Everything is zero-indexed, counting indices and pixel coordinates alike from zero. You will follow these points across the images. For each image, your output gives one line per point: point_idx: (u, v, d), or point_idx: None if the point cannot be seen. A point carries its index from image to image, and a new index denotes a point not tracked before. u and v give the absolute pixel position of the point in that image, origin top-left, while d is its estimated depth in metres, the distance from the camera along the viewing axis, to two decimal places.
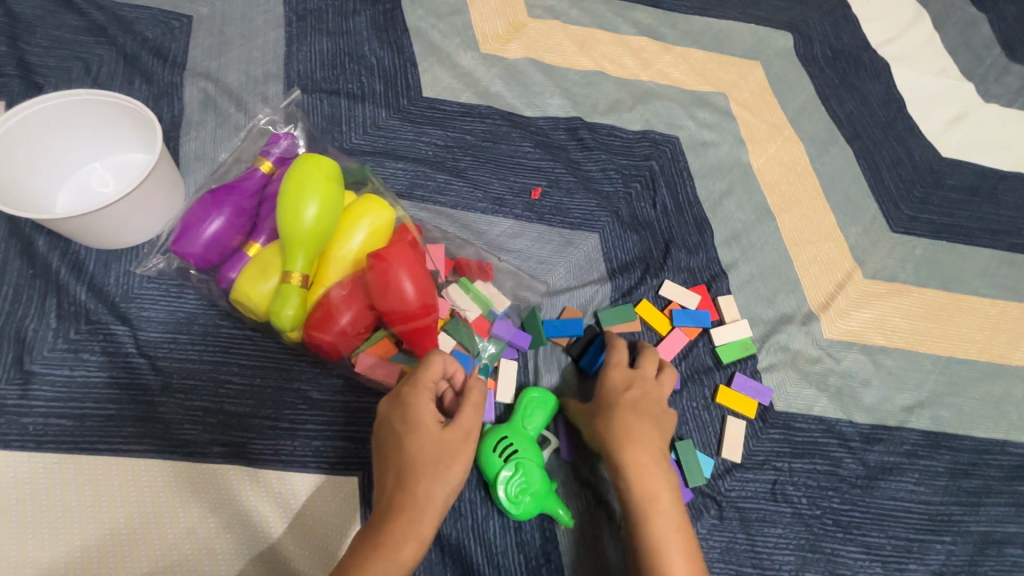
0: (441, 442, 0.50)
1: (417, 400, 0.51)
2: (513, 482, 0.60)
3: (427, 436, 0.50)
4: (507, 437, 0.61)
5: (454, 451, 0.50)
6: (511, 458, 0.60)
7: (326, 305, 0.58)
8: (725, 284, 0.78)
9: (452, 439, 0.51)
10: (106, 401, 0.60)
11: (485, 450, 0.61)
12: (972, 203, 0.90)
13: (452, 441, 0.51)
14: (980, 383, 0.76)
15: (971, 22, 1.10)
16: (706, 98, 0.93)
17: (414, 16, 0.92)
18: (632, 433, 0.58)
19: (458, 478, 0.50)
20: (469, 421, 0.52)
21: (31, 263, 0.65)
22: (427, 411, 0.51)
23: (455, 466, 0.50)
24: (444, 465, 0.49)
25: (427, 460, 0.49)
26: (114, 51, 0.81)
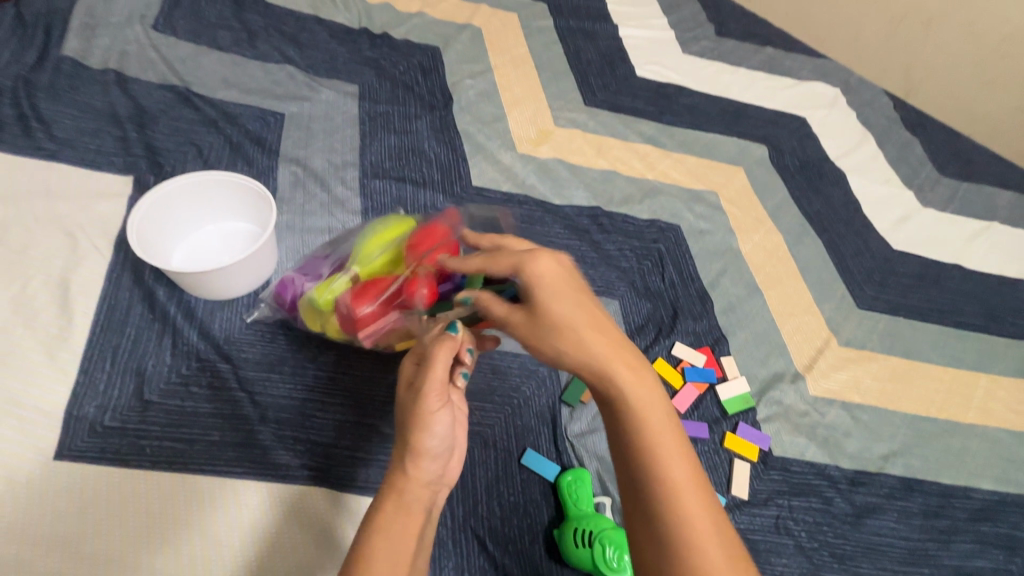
0: (408, 397, 0.55)
1: (404, 364, 0.58)
2: (610, 554, 0.67)
3: (400, 394, 0.57)
4: (576, 528, 0.69)
5: (412, 406, 0.54)
6: (592, 539, 0.68)
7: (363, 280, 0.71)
8: (726, 347, 0.93)
9: (412, 395, 0.54)
10: (212, 428, 0.69)
11: (571, 549, 0.68)
12: (920, 287, 1.10)
13: (411, 401, 0.54)
14: (942, 437, 0.90)
15: (907, 143, 1.37)
16: (700, 195, 1.14)
17: (464, 122, 1.13)
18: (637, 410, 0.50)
19: (432, 422, 0.53)
20: (427, 382, 0.53)
21: (151, 308, 0.77)
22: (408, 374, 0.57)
23: (415, 416, 0.53)
24: (409, 418, 0.53)
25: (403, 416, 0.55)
26: (223, 139, 0.98)
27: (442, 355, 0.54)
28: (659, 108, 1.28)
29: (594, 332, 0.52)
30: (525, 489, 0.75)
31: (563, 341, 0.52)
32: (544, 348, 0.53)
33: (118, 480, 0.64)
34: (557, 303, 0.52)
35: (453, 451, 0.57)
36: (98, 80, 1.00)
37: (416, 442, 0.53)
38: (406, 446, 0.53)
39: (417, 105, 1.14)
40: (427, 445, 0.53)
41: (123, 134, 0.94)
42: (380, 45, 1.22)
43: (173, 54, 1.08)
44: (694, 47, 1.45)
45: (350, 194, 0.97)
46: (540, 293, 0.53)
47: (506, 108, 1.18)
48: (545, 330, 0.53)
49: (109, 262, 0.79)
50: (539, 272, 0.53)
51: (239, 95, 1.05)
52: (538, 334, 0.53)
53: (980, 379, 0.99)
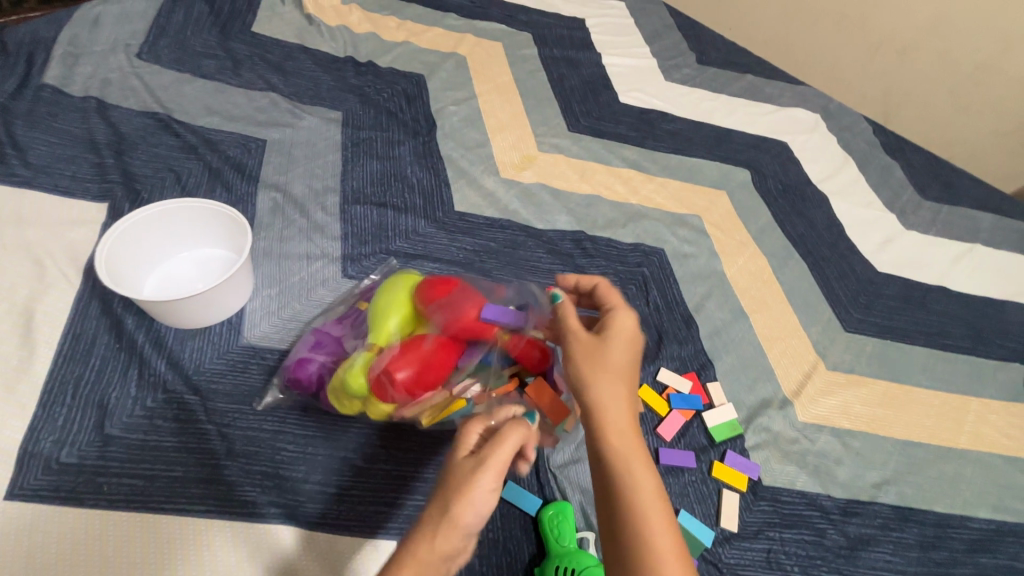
0: (464, 464, 0.50)
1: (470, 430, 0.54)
2: None
3: (453, 459, 0.51)
4: (557, 565, 0.66)
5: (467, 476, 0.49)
6: None
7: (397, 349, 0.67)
8: (712, 372, 0.91)
9: (471, 464, 0.50)
10: (175, 463, 0.66)
11: None
12: (907, 309, 1.09)
13: (467, 468, 0.50)
14: (935, 464, 0.88)
15: (887, 167, 1.38)
16: (684, 219, 1.14)
17: (447, 148, 1.14)
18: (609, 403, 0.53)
19: (481, 502, 0.48)
20: (501, 464, 0.50)
21: (118, 337, 0.74)
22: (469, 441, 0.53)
23: (470, 485, 0.48)
24: (458, 491, 0.48)
25: (450, 480, 0.49)
26: (202, 165, 0.98)
27: (516, 441, 0.51)
28: (642, 134, 1.30)
29: (633, 396, 0.55)
30: (505, 524, 0.71)
31: (602, 381, 0.54)
32: (583, 382, 0.55)
33: (71, 520, 0.61)
34: (621, 355, 0.56)
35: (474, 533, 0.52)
36: (78, 107, 1.00)
37: (457, 513, 0.47)
38: (444, 513, 0.47)
39: (401, 131, 1.14)
40: (470, 522, 0.48)
41: (100, 161, 0.93)
42: (364, 73, 1.23)
43: (156, 82, 1.08)
44: (676, 74, 1.47)
45: (330, 220, 0.95)
46: (614, 344, 0.57)
47: (489, 133, 1.19)
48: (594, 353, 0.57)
49: (77, 290, 0.77)
50: (619, 326, 0.59)
51: (221, 122, 1.05)
52: (584, 368, 0.56)
53: (971, 402, 0.97)
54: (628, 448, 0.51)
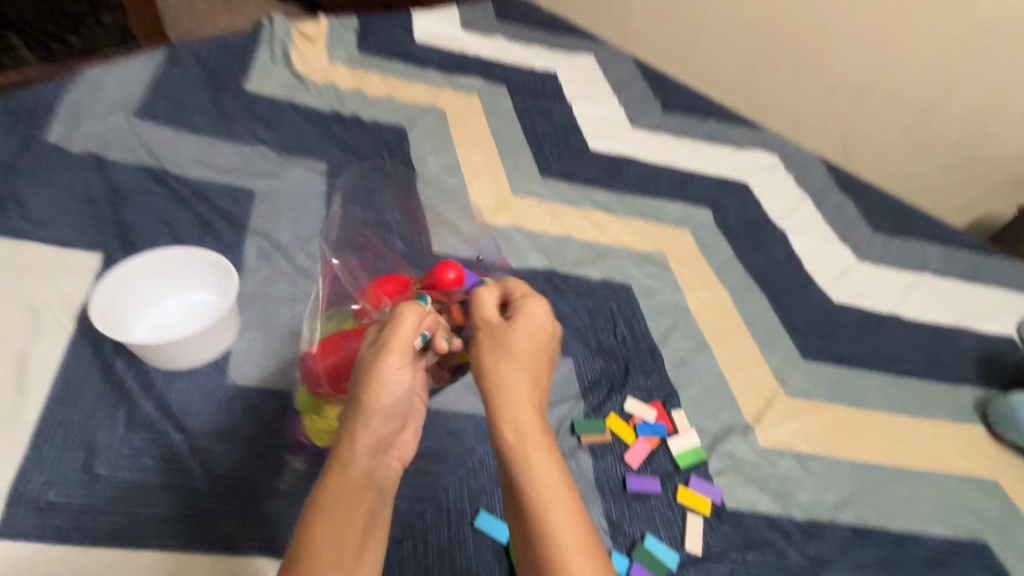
0: (362, 368, 0.60)
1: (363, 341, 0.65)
2: None
3: (358, 360, 0.62)
4: None
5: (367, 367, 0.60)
6: None
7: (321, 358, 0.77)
8: (677, 401, 0.96)
9: (373, 354, 0.61)
10: (160, 500, 0.70)
11: None
12: (862, 337, 1.16)
13: (368, 362, 0.60)
14: (891, 484, 0.93)
15: (841, 204, 1.48)
16: (650, 256, 1.21)
17: (426, 194, 1.21)
18: (525, 406, 0.57)
19: (383, 387, 0.59)
20: (392, 353, 0.60)
21: (108, 380, 0.78)
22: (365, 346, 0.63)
23: (368, 377, 0.59)
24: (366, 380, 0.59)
25: (356, 380, 0.60)
26: (194, 216, 1.04)
27: (404, 323, 0.62)
28: (611, 178, 1.39)
29: (533, 374, 0.60)
30: (477, 552, 0.74)
31: (525, 372, 0.59)
32: (484, 360, 0.60)
33: (58, 559, 0.64)
34: (523, 342, 0.61)
35: (403, 420, 0.63)
36: (78, 163, 1.06)
37: (370, 397, 0.58)
38: (360, 401, 0.58)
39: (383, 179, 1.22)
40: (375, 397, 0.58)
41: (97, 214, 0.99)
42: (349, 126, 1.32)
43: (152, 138, 1.16)
44: (643, 121, 1.58)
45: (314, 264, 1.01)
46: (521, 330, 0.62)
47: (467, 181, 1.27)
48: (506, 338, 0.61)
49: (69, 336, 0.82)
50: (528, 317, 0.63)
51: (212, 175, 1.13)
52: (489, 351, 0.61)
53: (924, 424, 1.03)
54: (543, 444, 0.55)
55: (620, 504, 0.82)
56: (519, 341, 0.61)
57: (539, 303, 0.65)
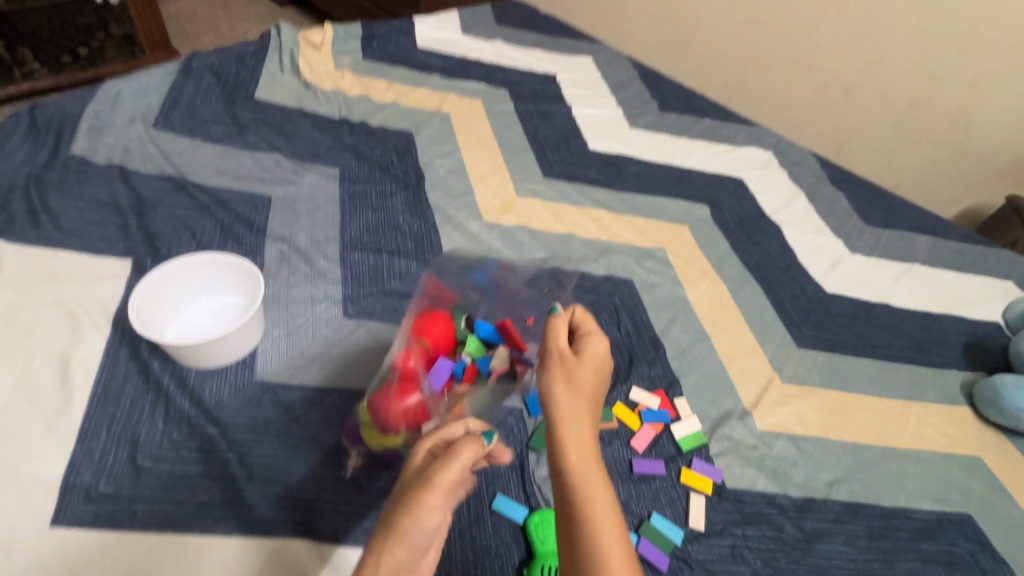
0: (419, 476, 0.63)
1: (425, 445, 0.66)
2: None
3: (413, 470, 0.65)
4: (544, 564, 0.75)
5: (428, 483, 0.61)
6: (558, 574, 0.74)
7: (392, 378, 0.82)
8: (678, 389, 1.01)
9: (423, 482, 0.61)
10: (201, 489, 0.75)
11: None
12: (854, 325, 1.21)
13: (422, 480, 0.61)
14: (880, 462, 0.98)
15: (834, 197, 1.54)
16: (650, 252, 1.27)
17: (435, 197, 1.26)
18: (579, 435, 0.62)
19: (428, 516, 0.59)
20: (445, 479, 0.61)
21: (145, 379, 0.83)
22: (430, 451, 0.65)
23: (419, 500, 0.59)
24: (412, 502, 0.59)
25: (408, 489, 0.62)
26: (215, 222, 1.09)
27: (472, 450, 0.63)
28: (611, 177, 1.44)
29: (592, 407, 0.68)
30: (496, 533, 0.80)
31: (576, 397, 0.66)
32: (553, 387, 0.66)
33: (110, 543, 0.69)
34: (589, 375, 0.69)
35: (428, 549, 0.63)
36: (102, 174, 1.11)
37: (405, 528, 0.59)
38: (404, 517, 0.59)
39: (392, 183, 1.27)
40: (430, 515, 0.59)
41: (124, 222, 1.04)
42: (358, 132, 1.37)
43: (171, 148, 1.20)
44: (640, 121, 1.63)
45: (331, 266, 1.07)
46: (585, 364, 0.69)
47: (473, 182, 1.32)
48: (574, 370, 0.68)
49: (107, 338, 0.87)
50: (592, 354, 0.71)
51: (230, 182, 1.18)
52: (560, 376, 0.67)
53: (912, 406, 1.09)
54: (588, 464, 0.60)
55: (627, 485, 0.88)
56: (582, 373, 0.68)
57: (602, 339, 0.73)
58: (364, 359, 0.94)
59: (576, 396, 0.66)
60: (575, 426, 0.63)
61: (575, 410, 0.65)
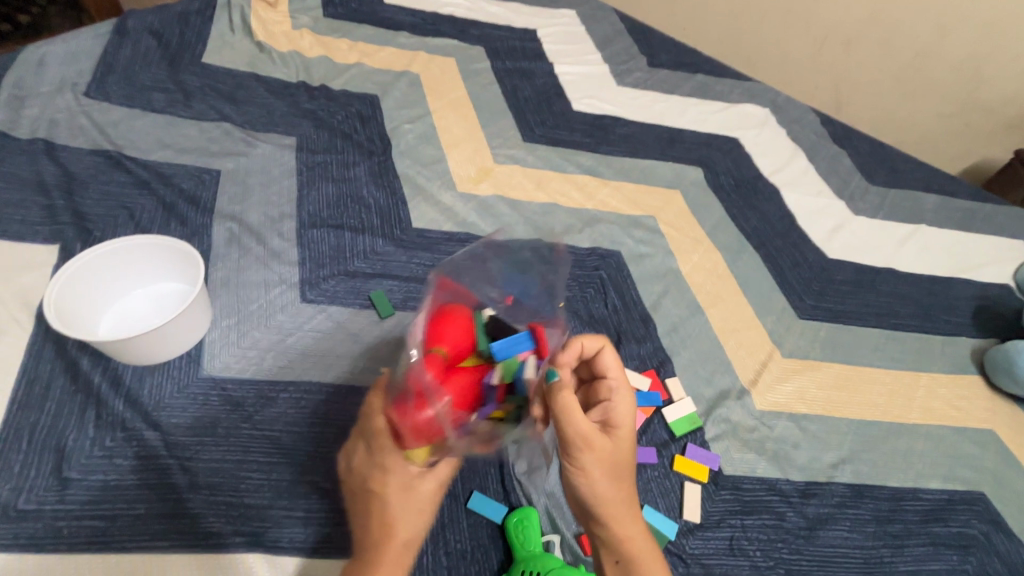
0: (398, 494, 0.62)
1: (382, 446, 0.61)
2: None
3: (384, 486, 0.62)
4: (524, 571, 0.68)
5: (398, 501, 0.62)
6: None
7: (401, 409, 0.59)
8: (671, 368, 0.94)
9: (402, 498, 0.63)
10: (137, 501, 0.67)
11: None
12: (858, 293, 1.13)
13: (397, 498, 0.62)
14: (887, 440, 0.92)
15: (835, 155, 1.43)
16: (639, 220, 1.17)
17: (403, 165, 1.15)
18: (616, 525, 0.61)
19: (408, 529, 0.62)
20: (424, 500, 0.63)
21: (73, 379, 0.74)
22: (395, 462, 0.62)
23: (399, 524, 0.62)
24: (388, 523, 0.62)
25: (385, 506, 0.62)
26: (156, 200, 0.98)
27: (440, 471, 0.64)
28: (596, 139, 1.33)
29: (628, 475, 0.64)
30: (472, 534, 0.73)
31: (611, 485, 0.61)
32: (590, 479, 0.61)
33: (33, 566, 0.62)
34: (622, 448, 0.62)
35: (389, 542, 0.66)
36: (26, 151, 1.00)
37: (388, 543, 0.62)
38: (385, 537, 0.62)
39: (356, 152, 1.16)
40: (414, 541, 0.62)
41: (49, 203, 0.93)
42: (317, 97, 1.25)
43: (105, 119, 1.08)
44: (628, 78, 1.50)
45: (287, 246, 0.97)
46: (617, 438, 0.62)
47: (445, 149, 1.21)
48: (605, 452, 0.61)
49: (29, 334, 0.77)
50: (623, 425, 0.63)
51: (173, 155, 1.06)
52: (594, 465, 0.60)
53: (921, 377, 1.02)
54: (637, 552, 0.61)
55: None
56: (614, 448, 0.62)
57: (625, 398, 0.64)
58: (324, 348, 0.85)
59: (611, 480, 0.61)
60: (613, 515, 0.61)
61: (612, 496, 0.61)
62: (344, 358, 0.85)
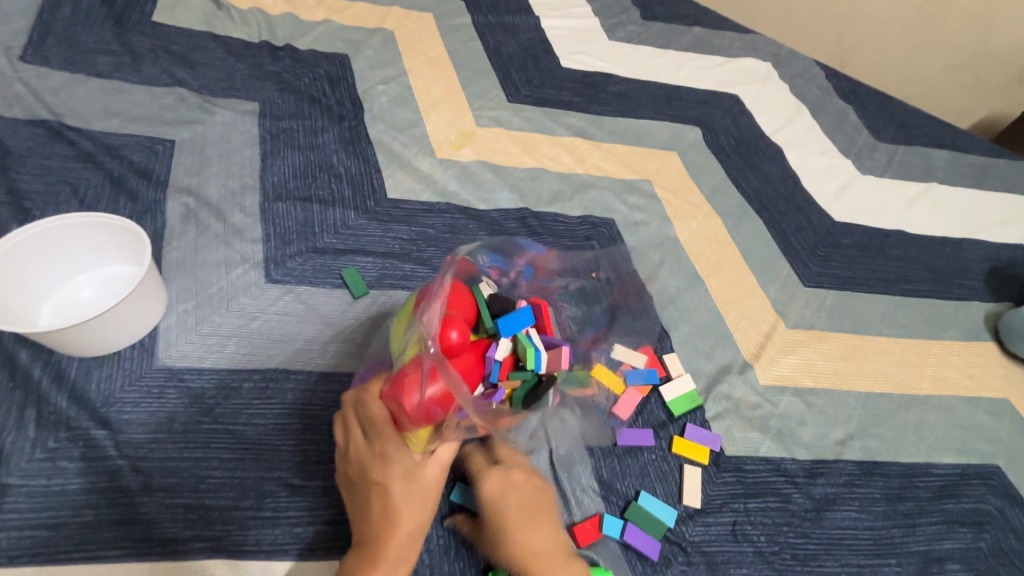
0: (403, 483, 0.58)
1: (386, 431, 0.58)
2: None
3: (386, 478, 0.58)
4: None
5: (403, 491, 0.58)
6: None
7: (407, 386, 0.57)
8: (668, 343, 0.87)
9: (405, 487, 0.58)
10: (84, 507, 0.61)
11: None
12: (866, 257, 1.06)
13: (401, 488, 0.58)
14: (898, 414, 0.86)
15: (842, 111, 1.34)
16: (634, 185, 1.09)
17: (377, 130, 1.06)
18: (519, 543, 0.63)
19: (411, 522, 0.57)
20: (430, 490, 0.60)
21: (11, 375, 0.68)
22: (397, 449, 0.58)
23: (403, 515, 0.57)
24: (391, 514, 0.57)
25: (390, 497, 0.57)
26: (102, 174, 0.89)
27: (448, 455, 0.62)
28: (587, 98, 1.23)
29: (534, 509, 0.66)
30: (456, 528, 0.68)
31: (504, 516, 0.65)
32: (485, 518, 0.66)
33: None
34: (512, 483, 0.67)
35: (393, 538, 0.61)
36: None
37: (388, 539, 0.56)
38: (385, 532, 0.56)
39: (325, 118, 1.06)
40: (418, 536, 0.58)
41: None
42: (281, 58, 1.14)
43: (43, 86, 0.98)
44: (621, 32, 1.39)
45: (249, 222, 0.88)
46: (502, 477, 0.67)
47: (422, 112, 1.11)
48: (495, 488, 0.67)
49: None
50: (508, 464, 0.69)
51: (121, 123, 0.96)
52: (486, 497, 0.66)
53: (932, 346, 0.96)
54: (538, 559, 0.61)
55: (611, 461, 0.75)
56: (504, 483, 0.67)
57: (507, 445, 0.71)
58: (292, 332, 0.78)
59: (506, 512, 0.65)
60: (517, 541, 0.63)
61: (508, 523, 0.64)
62: (314, 343, 0.78)
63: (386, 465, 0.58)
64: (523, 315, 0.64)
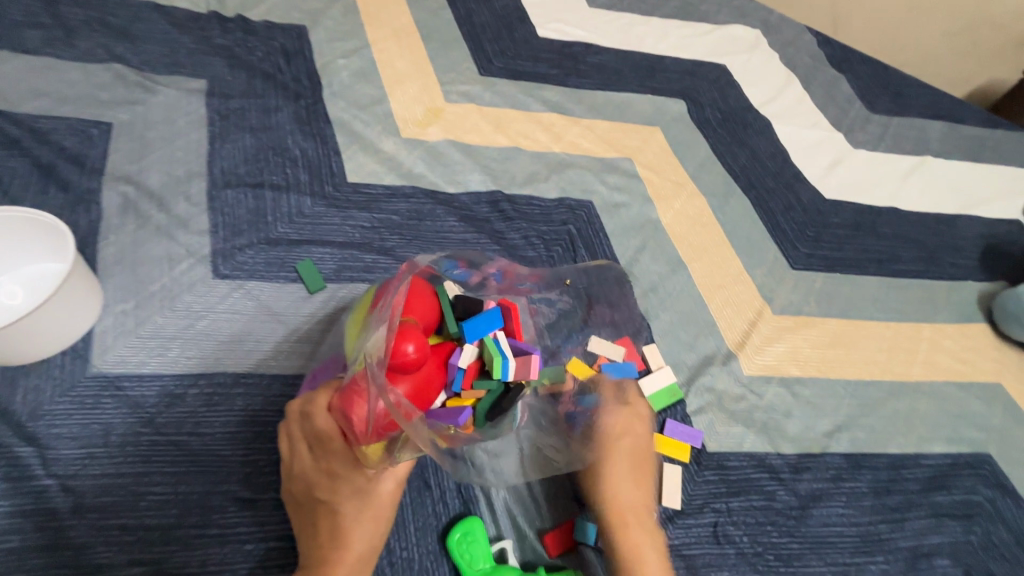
0: (352, 497, 0.58)
1: (334, 446, 0.56)
2: None
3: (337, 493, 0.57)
4: None
5: (353, 507, 0.57)
6: None
7: (355, 400, 0.54)
8: (648, 334, 0.83)
9: (355, 504, 0.58)
10: (9, 532, 0.57)
11: None
12: (857, 237, 1.01)
13: (350, 503, 0.57)
14: (888, 402, 0.83)
15: (834, 81, 1.27)
16: (614, 163, 1.02)
17: (336, 109, 0.98)
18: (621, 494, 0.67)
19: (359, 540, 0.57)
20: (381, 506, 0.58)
21: None
22: (345, 466, 0.57)
23: (352, 531, 0.57)
24: (338, 530, 0.56)
25: (339, 512, 0.57)
26: (30, 163, 0.82)
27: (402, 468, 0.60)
28: (565, 70, 1.15)
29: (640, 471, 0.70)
30: (420, 540, 0.64)
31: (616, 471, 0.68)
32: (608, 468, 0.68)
33: None
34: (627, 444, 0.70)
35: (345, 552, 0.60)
36: None
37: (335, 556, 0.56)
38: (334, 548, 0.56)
39: (279, 96, 0.98)
40: (368, 554, 0.57)
41: None
42: (231, 29, 1.04)
43: None
44: None
45: (195, 212, 0.81)
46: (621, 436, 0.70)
47: (386, 87, 1.03)
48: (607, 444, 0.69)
49: None
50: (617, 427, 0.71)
51: (51, 105, 0.88)
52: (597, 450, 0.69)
53: (924, 329, 0.92)
54: (628, 516, 0.66)
55: None
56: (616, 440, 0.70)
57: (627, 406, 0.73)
58: (241, 332, 0.72)
59: (614, 467, 0.68)
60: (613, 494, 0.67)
61: (609, 480, 0.68)
62: (266, 343, 0.72)
63: (336, 480, 0.57)
64: (489, 319, 0.61)
